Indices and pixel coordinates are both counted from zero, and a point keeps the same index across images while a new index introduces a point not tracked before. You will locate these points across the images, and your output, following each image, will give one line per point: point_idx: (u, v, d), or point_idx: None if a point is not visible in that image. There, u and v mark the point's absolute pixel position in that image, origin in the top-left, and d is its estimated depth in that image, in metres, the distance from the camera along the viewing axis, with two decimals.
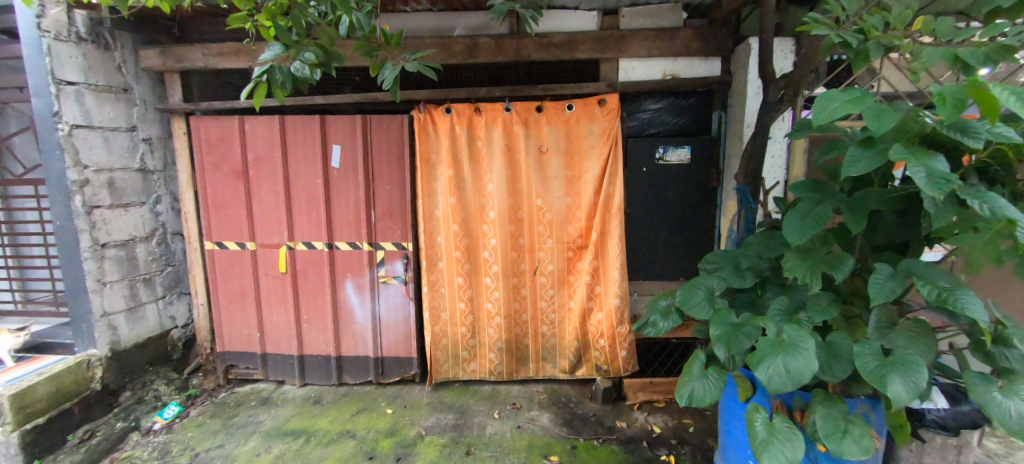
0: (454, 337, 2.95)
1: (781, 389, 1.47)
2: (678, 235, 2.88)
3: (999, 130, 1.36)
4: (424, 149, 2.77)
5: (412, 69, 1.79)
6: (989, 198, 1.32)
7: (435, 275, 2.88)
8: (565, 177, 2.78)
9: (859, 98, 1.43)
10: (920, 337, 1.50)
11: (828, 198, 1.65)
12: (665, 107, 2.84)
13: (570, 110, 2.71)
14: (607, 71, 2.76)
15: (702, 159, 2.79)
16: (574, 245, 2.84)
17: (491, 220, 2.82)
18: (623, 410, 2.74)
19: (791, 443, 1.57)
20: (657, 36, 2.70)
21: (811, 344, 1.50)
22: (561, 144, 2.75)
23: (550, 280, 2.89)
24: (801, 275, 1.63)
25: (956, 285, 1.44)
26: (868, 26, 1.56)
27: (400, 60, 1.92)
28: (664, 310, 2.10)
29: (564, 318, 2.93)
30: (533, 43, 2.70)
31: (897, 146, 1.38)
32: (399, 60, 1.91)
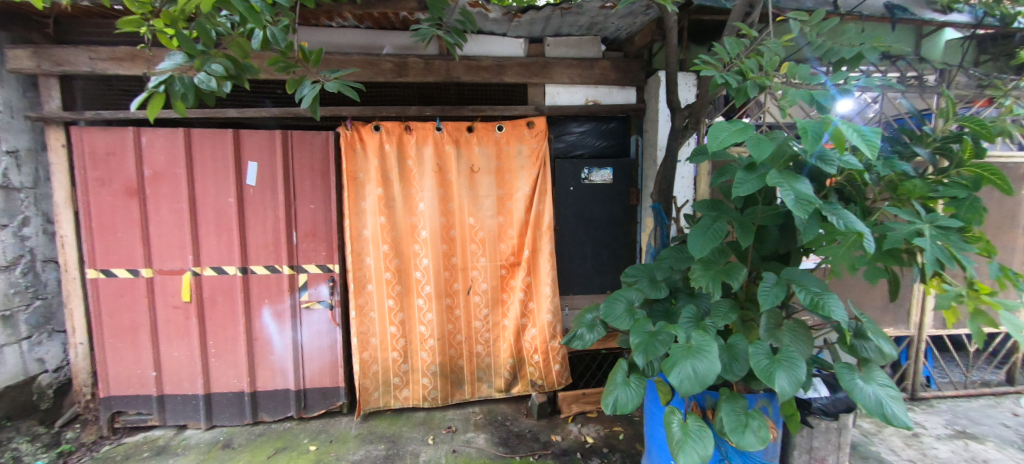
0: (385, 362, 2.82)
1: (690, 391, 1.60)
2: (604, 250, 3.05)
3: (845, 159, 1.64)
4: (351, 168, 2.67)
5: (333, 89, 1.74)
6: (844, 215, 1.58)
7: (364, 298, 2.76)
8: (495, 195, 2.84)
9: (743, 128, 1.65)
10: (801, 336, 1.73)
11: (723, 215, 1.86)
12: (589, 130, 3.02)
13: (500, 131, 2.80)
14: (534, 95, 2.90)
15: (623, 179, 3.00)
16: (507, 263, 2.89)
17: (423, 239, 2.78)
18: (557, 424, 2.79)
19: (702, 440, 1.71)
20: (578, 65, 2.89)
21: (714, 348, 1.66)
22: (492, 164, 2.81)
23: (484, 299, 2.90)
24: (705, 285, 1.81)
25: (824, 290, 1.68)
26: (746, 69, 1.86)
27: (320, 78, 1.85)
28: (590, 323, 2.20)
29: (499, 336, 2.94)
30: (462, 65, 2.77)
31: (773, 172, 1.61)
32: (320, 78, 1.85)
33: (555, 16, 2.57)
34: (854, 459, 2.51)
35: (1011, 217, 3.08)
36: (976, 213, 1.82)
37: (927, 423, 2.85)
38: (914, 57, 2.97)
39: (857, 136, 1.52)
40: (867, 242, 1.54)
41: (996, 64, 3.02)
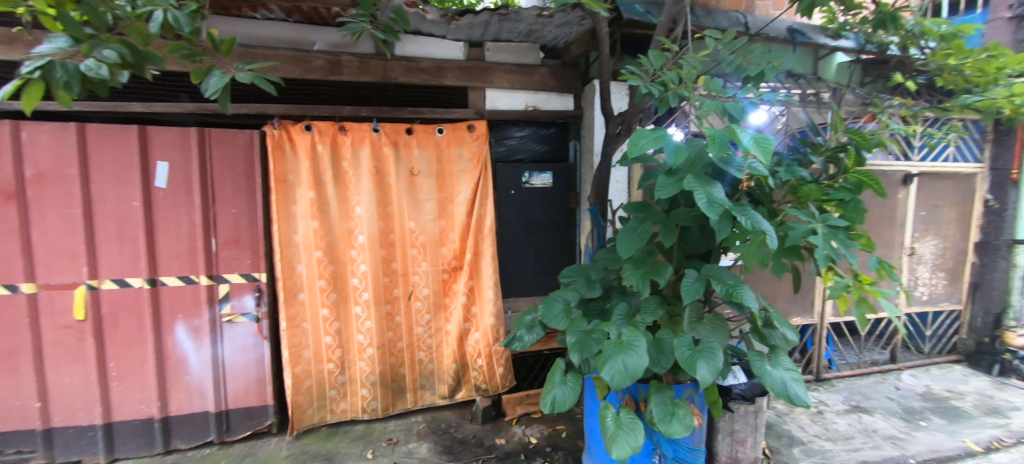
0: (319, 375, 2.67)
1: (621, 385, 1.68)
2: (545, 253, 3.12)
3: (750, 165, 1.80)
4: (279, 169, 2.50)
5: (244, 80, 1.61)
6: (752, 216, 1.73)
7: (296, 308, 2.59)
8: (436, 199, 2.80)
9: (663, 136, 1.78)
10: (719, 327, 1.87)
11: (650, 217, 1.97)
12: (529, 135, 3.07)
13: (440, 134, 2.77)
14: (474, 98, 2.90)
15: (562, 183, 3.08)
16: (449, 267, 2.85)
17: (359, 244, 2.67)
18: (501, 428, 2.80)
19: (634, 432, 1.80)
20: (518, 70, 2.94)
21: (642, 343, 1.76)
22: (432, 167, 2.77)
23: (426, 305, 2.84)
24: (634, 283, 1.91)
25: (738, 283, 1.83)
26: (667, 80, 2.02)
27: (232, 70, 1.71)
28: (529, 324, 2.26)
29: (441, 342, 2.89)
30: (400, 65, 2.71)
31: (690, 177, 1.74)
32: (232, 69, 1.71)
33: (494, 21, 2.59)
34: (770, 437, 2.76)
35: (890, 217, 3.57)
36: (859, 214, 2.08)
37: (829, 401, 3.21)
38: (812, 77, 3.36)
39: (759, 145, 1.68)
40: (769, 240, 1.70)
41: (876, 85, 3.49)
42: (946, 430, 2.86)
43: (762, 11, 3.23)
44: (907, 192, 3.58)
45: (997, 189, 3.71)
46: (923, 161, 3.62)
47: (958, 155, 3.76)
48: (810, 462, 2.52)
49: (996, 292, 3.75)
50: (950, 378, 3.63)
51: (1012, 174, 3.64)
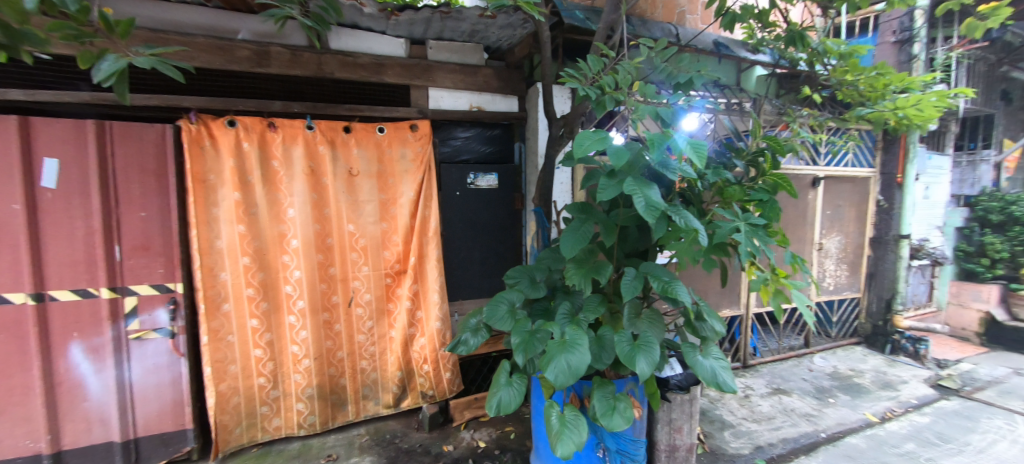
0: (248, 391, 2.45)
1: (565, 383, 1.70)
2: (492, 254, 3.10)
3: (680, 167, 1.91)
4: (197, 168, 2.27)
5: (143, 65, 1.53)
6: (684, 215, 1.83)
7: (219, 320, 2.36)
8: (378, 200, 2.68)
9: (603, 138, 1.83)
10: (656, 322, 1.96)
11: (592, 218, 2.03)
12: (474, 136, 3.04)
13: (381, 133, 2.66)
14: (417, 97, 2.82)
15: (507, 184, 3.09)
16: (392, 271, 2.75)
17: (293, 249, 2.49)
18: (449, 434, 2.74)
19: (578, 428, 1.83)
20: (461, 70, 2.90)
21: (585, 341, 1.79)
22: (373, 167, 2.66)
23: (367, 311, 2.71)
24: (577, 282, 1.94)
25: (672, 280, 1.92)
26: (605, 85, 2.11)
27: (129, 53, 1.62)
28: (474, 327, 2.24)
29: (385, 349, 2.77)
30: (336, 60, 2.57)
31: (629, 178, 1.80)
32: (129, 53, 1.63)
33: (435, 19, 2.53)
34: (704, 423, 2.93)
35: (802, 215, 3.95)
36: (775, 212, 2.29)
37: (754, 385, 3.48)
38: (735, 87, 3.64)
39: (690, 148, 1.78)
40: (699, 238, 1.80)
41: (789, 97, 3.86)
42: (850, 405, 3.20)
43: (691, 24, 3.46)
44: (815, 193, 3.97)
45: (886, 191, 4.26)
46: (828, 166, 4.04)
47: (856, 161, 4.24)
48: (739, 443, 2.71)
49: (887, 280, 4.28)
50: (852, 358, 4.09)
51: (898, 178, 4.19)
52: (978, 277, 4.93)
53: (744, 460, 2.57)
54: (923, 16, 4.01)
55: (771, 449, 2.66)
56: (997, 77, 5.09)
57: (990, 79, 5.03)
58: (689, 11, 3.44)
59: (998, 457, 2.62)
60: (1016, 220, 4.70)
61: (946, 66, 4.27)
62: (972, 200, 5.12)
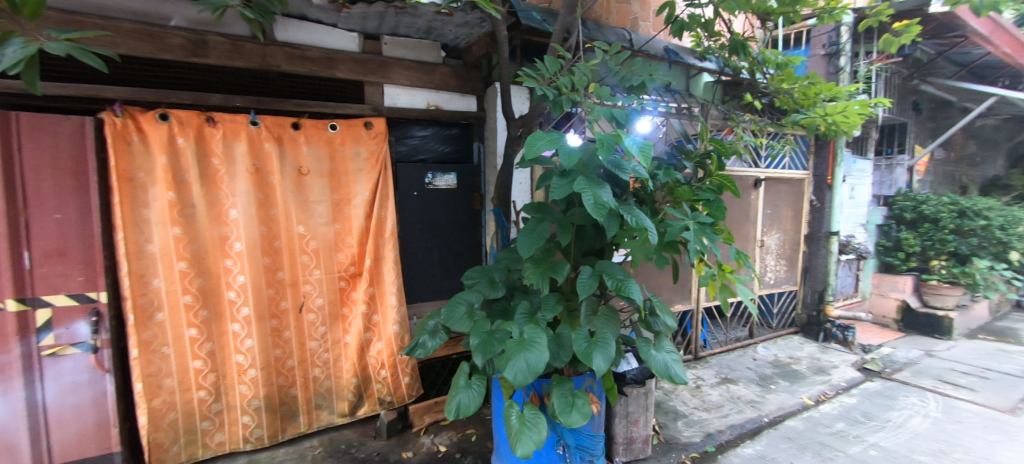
0: (186, 407, 2.27)
1: (523, 382, 1.70)
2: (451, 255, 3.06)
3: (633, 167, 1.96)
4: (123, 165, 2.07)
5: (56, 51, 1.37)
6: (636, 214, 1.88)
7: (151, 331, 2.16)
8: (329, 200, 2.57)
9: (556, 138, 1.86)
10: (612, 319, 2.00)
11: (548, 217, 2.05)
12: (431, 135, 2.99)
13: (333, 131, 2.55)
14: (371, 94, 2.73)
15: (466, 184, 3.06)
16: (346, 274, 2.64)
17: (236, 253, 2.33)
18: (408, 440, 2.67)
19: (537, 427, 1.84)
20: (417, 68, 2.84)
21: (543, 339, 1.81)
22: (324, 166, 2.54)
23: (320, 316, 2.59)
24: (535, 281, 1.96)
25: (626, 277, 1.98)
26: (561, 86, 2.14)
27: (41, 38, 1.45)
28: (432, 330, 2.21)
29: (339, 356, 2.66)
30: (282, 52, 2.44)
31: (582, 177, 1.84)
32: (41, 38, 1.45)
33: (390, 14, 2.46)
34: (659, 414, 3.04)
35: (745, 214, 4.19)
36: (721, 211, 2.41)
37: (704, 375, 3.65)
38: (685, 93, 3.82)
39: (640, 149, 1.84)
40: (651, 236, 1.87)
41: (733, 103, 4.11)
42: (789, 390, 3.44)
43: (644, 31, 3.59)
44: (756, 194, 4.23)
45: (818, 192, 4.62)
46: (768, 168, 4.32)
47: (793, 164, 4.56)
48: (691, 432, 2.83)
49: (819, 274, 4.64)
50: (790, 346, 4.39)
51: (828, 179, 4.55)
52: (895, 269, 5.44)
53: (696, 447, 2.69)
54: (848, 32, 4.38)
55: (720, 435, 2.81)
56: (909, 89, 5.64)
57: (903, 91, 5.57)
58: (641, 18, 3.57)
59: (913, 430, 2.90)
60: (926, 217, 5.28)
61: (867, 78, 4.67)
62: (890, 200, 5.68)
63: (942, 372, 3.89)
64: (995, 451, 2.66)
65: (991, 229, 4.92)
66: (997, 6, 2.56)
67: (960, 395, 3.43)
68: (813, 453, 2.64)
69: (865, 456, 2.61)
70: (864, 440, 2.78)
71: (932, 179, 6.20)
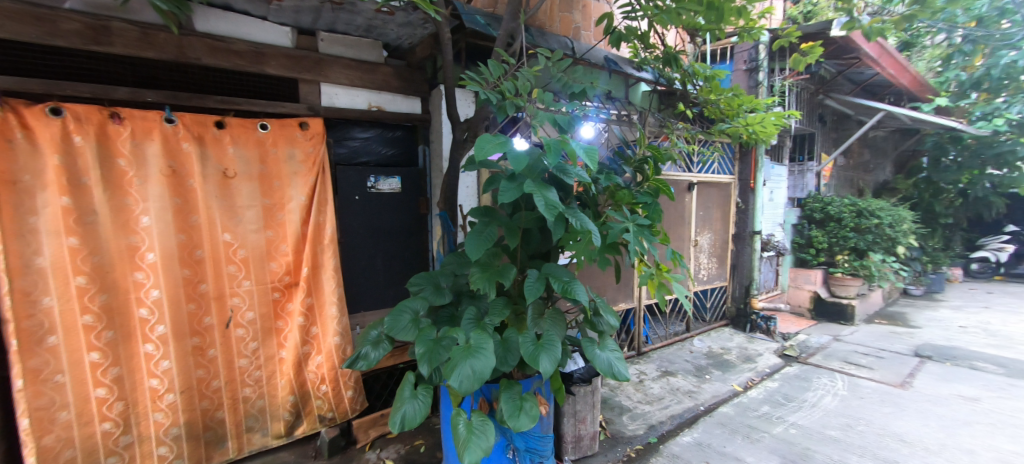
0: (87, 442, 1.98)
1: (470, 389, 1.67)
2: (396, 262, 2.96)
3: (577, 172, 2.01)
4: (3, 166, 1.78)
5: None
6: (580, 217, 1.93)
7: (40, 357, 1.86)
8: (260, 205, 2.39)
9: (503, 142, 1.86)
10: (558, 321, 2.03)
11: (495, 221, 2.04)
12: (373, 137, 2.88)
13: (264, 131, 2.38)
14: (306, 92, 2.58)
15: (411, 188, 2.98)
16: (280, 284, 2.46)
17: (148, 265, 2.08)
18: (352, 457, 2.57)
19: (485, 434, 1.81)
20: (357, 67, 2.72)
21: (490, 345, 1.79)
22: (253, 168, 2.36)
23: (250, 331, 2.39)
24: (481, 286, 1.94)
25: (571, 279, 2.02)
26: (505, 90, 2.15)
27: None
28: (374, 340, 2.13)
29: (273, 372, 2.47)
30: (203, 44, 2.23)
31: (529, 181, 1.85)
32: None
33: (326, 10, 2.34)
34: (605, 410, 3.13)
35: (680, 216, 4.45)
36: (657, 214, 2.52)
37: (647, 370, 3.82)
38: (625, 101, 3.99)
39: (584, 153, 1.89)
40: (594, 238, 1.92)
41: (668, 112, 4.36)
42: (721, 379, 3.69)
43: (585, 40, 3.71)
44: (690, 197, 4.51)
45: (743, 195, 5.02)
46: (700, 173, 4.63)
47: (721, 169, 4.92)
48: (635, 425, 2.95)
49: (745, 270, 5.05)
50: (722, 338, 4.72)
51: (750, 183, 4.97)
52: (808, 263, 6.04)
53: (640, 440, 2.80)
54: (765, 50, 4.81)
55: (661, 426, 2.95)
56: (816, 103, 6.30)
57: (811, 105, 6.21)
58: (583, 28, 3.69)
59: (825, 408, 3.22)
60: (831, 217, 5.93)
61: (781, 92, 5.15)
62: (802, 203, 6.29)
63: (847, 354, 4.36)
64: (890, 422, 3.02)
65: (883, 227, 5.61)
66: (883, 33, 2.90)
67: (862, 373, 3.86)
68: (743, 436, 2.85)
69: (786, 434, 2.86)
70: (785, 420, 3.05)
71: (835, 183, 6.96)
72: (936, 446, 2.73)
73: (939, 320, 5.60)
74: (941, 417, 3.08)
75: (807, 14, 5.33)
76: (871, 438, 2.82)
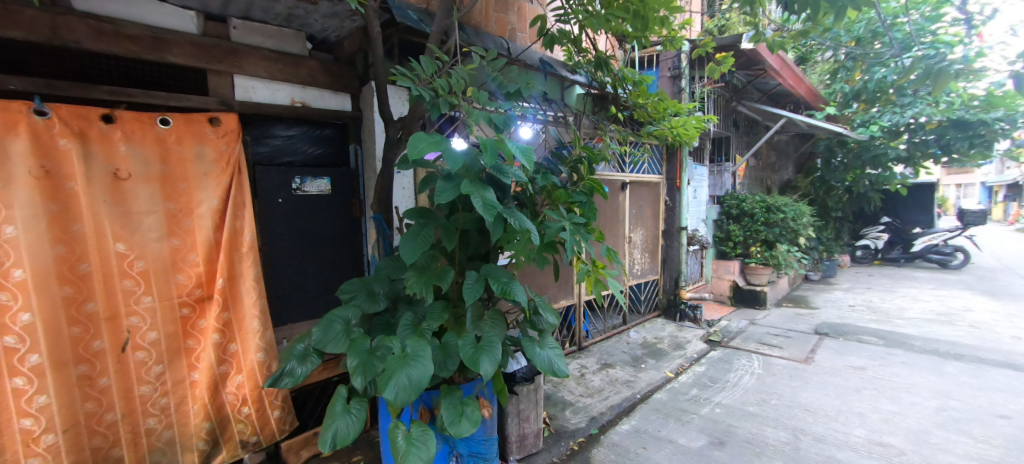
0: None
1: (407, 399, 1.60)
2: (327, 268, 2.78)
3: (514, 172, 2.00)
4: None
5: None
6: (518, 216, 1.93)
7: None
8: (162, 211, 2.11)
9: (438, 141, 1.80)
10: (498, 322, 2.01)
11: (431, 222, 1.98)
12: (298, 135, 2.68)
13: (165, 126, 2.11)
14: (217, 85, 2.33)
15: (341, 189, 2.81)
16: (190, 299, 2.21)
17: (15, 284, 1.75)
18: None
19: (424, 444, 1.75)
20: (278, 59, 2.51)
21: (428, 352, 1.73)
22: (152, 169, 2.08)
23: (154, 354, 2.11)
24: (418, 290, 1.87)
25: (510, 279, 2.00)
26: (438, 87, 2.10)
27: None
28: (301, 354, 1.99)
29: (183, 398, 2.20)
30: (86, 26, 1.94)
31: (465, 181, 1.81)
32: None
33: None
34: (549, 406, 3.17)
35: (615, 214, 4.63)
36: (593, 213, 2.57)
37: (587, 363, 3.93)
38: (561, 103, 4.08)
39: (519, 151, 1.88)
40: (532, 238, 1.93)
41: (601, 114, 4.53)
42: (655, 367, 3.89)
43: (521, 42, 3.74)
44: (623, 195, 4.71)
45: (670, 193, 5.35)
46: (632, 172, 4.86)
47: (650, 169, 5.20)
48: (577, 418, 3.01)
49: (674, 263, 5.39)
50: (655, 328, 4.98)
51: (677, 182, 5.31)
52: (728, 255, 6.57)
53: (582, 432, 2.86)
54: (687, 59, 5.16)
55: (602, 417, 3.04)
56: (731, 109, 6.88)
57: (727, 111, 6.77)
58: (518, 29, 3.72)
59: (745, 387, 3.51)
60: (745, 213, 6.50)
61: (701, 98, 5.56)
62: (721, 200, 6.83)
63: (762, 336, 4.80)
64: (798, 394, 3.36)
65: (788, 221, 6.26)
66: (783, 46, 3.22)
67: (775, 353, 4.26)
68: (675, 419, 3.02)
69: (712, 414, 3.08)
70: (711, 400, 3.28)
71: (748, 182, 7.65)
72: (834, 412, 3.08)
73: (834, 301, 6.36)
74: (837, 386, 3.48)
75: (721, 28, 5.81)
76: (783, 410, 3.12)
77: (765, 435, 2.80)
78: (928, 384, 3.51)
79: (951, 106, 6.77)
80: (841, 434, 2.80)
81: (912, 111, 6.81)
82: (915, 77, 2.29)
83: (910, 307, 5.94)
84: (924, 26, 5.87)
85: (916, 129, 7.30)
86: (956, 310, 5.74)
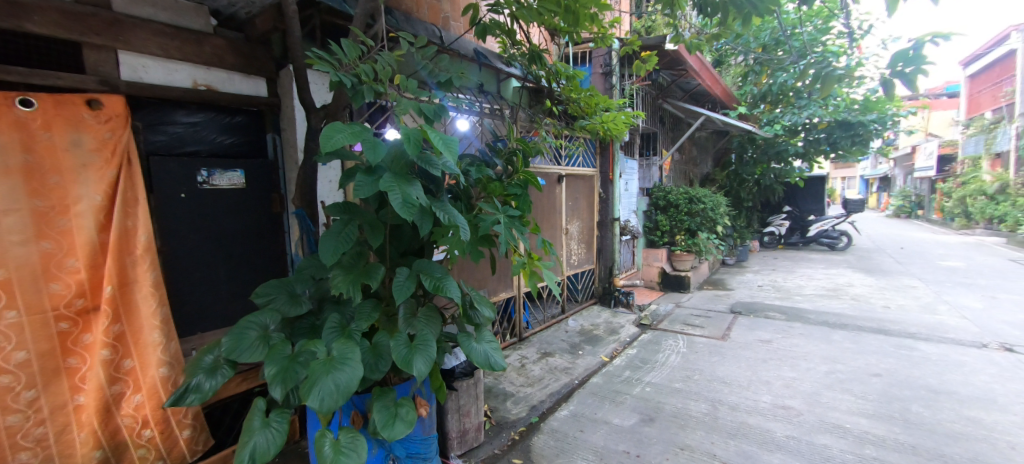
0: None
1: (333, 406, 1.50)
2: (243, 268, 2.54)
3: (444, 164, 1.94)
4: None
5: None
6: (449, 211, 1.89)
7: None
8: (27, 209, 1.78)
9: (358, 131, 1.70)
10: (432, 319, 1.95)
11: (357, 217, 1.87)
12: (203, 122, 2.40)
13: (28, 108, 1.77)
14: (96, 62, 2.00)
15: (257, 183, 2.58)
16: (69, 312, 1.90)
17: None
18: None
19: (355, 451, 1.66)
20: (175, 35, 2.22)
21: (356, 355, 1.63)
22: (12, 159, 1.74)
23: (23, 378, 1.79)
24: (345, 290, 1.77)
25: (444, 275, 1.95)
26: (361, 73, 1.97)
27: None
28: (211, 366, 1.81)
29: (65, 426, 1.90)
30: None
31: (387, 175, 1.73)
32: None
33: None
34: (490, 399, 3.17)
35: (551, 206, 4.72)
36: (528, 205, 2.57)
37: (528, 353, 3.99)
38: (496, 95, 4.05)
39: (444, 143, 1.80)
40: (463, 232, 1.89)
41: (537, 108, 4.58)
42: (592, 353, 4.04)
43: (455, 31, 3.66)
44: (559, 188, 4.81)
45: (603, 185, 5.55)
46: (567, 165, 4.97)
47: (585, 162, 5.35)
48: (518, 408, 3.04)
49: (608, 252, 5.62)
50: (592, 315, 5.17)
51: (609, 175, 5.52)
52: (657, 244, 6.98)
53: (522, 422, 2.90)
54: (616, 57, 5.36)
55: (541, 405, 3.10)
56: (657, 106, 7.28)
57: (654, 108, 7.16)
58: (451, 18, 3.63)
59: (671, 365, 3.76)
60: (671, 204, 6.94)
61: (630, 95, 5.82)
62: (650, 192, 7.22)
63: (687, 317, 5.17)
64: (716, 368, 3.67)
65: (707, 211, 6.78)
66: (701, 48, 3.46)
67: (697, 332, 4.61)
68: (609, 401, 3.15)
69: (643, 393, 3.26)
70: (641, 380, 3.47)
71: (674, 175, 8.18)
72: (746, 382, 3.40)
73: (747, 283, 7.02)
74: (749, 359, 3.85)
75: (647, 29, 6.12)
76: (703, 384, 3.38)
77: (688, 408, 3.02)
78: (820, 351, 4.00)
79: (837, 109, 7.73)
80: (752, 401, 3.09)
81: (807, 112, 7.69)
82: (808, 81, 2.56)
83: (807, 285, 6.72)
84: (816, 37, 6.62)
85: (811, 128, 8.23)
86: (842, 286, 6.60)
